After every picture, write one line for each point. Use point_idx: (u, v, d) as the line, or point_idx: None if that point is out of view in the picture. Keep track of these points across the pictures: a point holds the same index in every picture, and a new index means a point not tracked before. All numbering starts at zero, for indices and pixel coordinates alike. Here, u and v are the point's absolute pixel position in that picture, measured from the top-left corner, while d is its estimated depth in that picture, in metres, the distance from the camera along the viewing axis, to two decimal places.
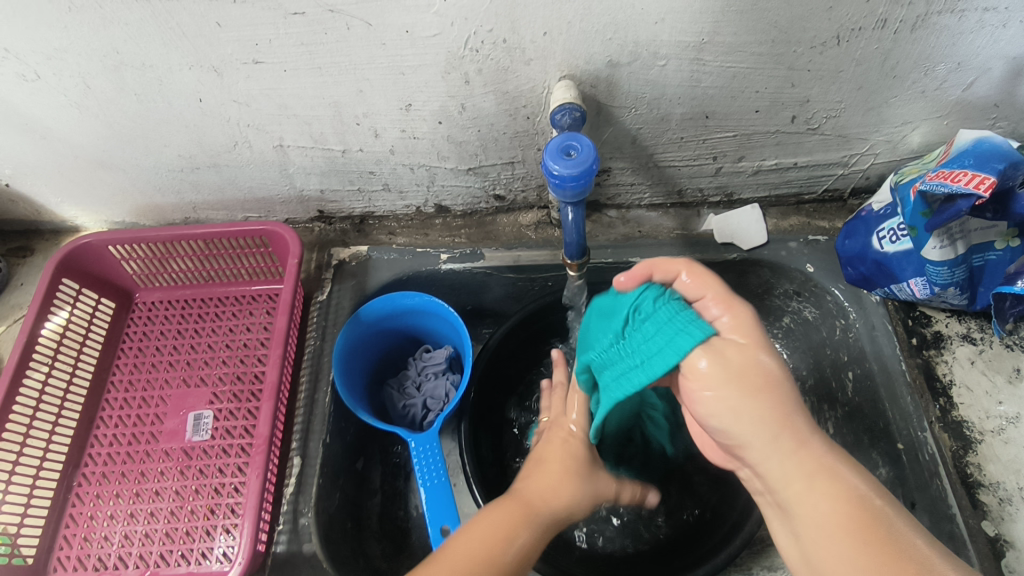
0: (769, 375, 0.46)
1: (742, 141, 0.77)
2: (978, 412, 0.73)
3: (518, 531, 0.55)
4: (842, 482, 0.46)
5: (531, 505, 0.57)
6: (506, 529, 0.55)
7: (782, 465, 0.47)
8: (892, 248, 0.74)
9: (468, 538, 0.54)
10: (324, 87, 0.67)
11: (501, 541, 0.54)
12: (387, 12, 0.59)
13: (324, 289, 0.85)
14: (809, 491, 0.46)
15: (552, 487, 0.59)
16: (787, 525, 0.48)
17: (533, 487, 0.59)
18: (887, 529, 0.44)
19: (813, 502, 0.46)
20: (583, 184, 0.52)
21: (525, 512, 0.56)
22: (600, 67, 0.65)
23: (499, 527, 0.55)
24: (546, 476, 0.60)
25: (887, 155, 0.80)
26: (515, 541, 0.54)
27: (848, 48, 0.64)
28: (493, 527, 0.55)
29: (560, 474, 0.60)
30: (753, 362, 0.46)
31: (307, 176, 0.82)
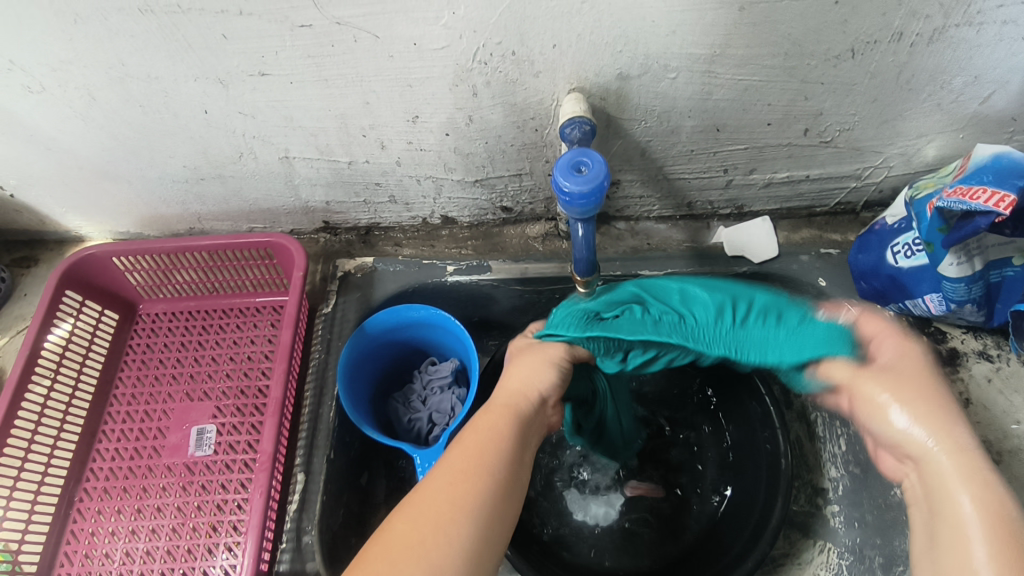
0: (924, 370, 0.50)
1: (754, 154, 0.76)
2: (996, 432, 0.72)
3: (507, 428, 0.52)
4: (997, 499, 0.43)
5: (504, 406, 0.54)
6: (494, 427, 0.52)
7: (946, 463, 0.45)
8: (907, 264, 0.72)
9: (462, 448, 0.49)
10: (331, 99, 0.67)
11: (489, 443, 0.50)
12: (395, 25, 0.58)
13: (329, 301, 0.84)
14: (960, 491, 0.44)
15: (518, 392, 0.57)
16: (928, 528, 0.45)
17: (507, 389, 0.58)
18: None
19: (958, 502, 0.44)
20: (594, 201, 0.51)
21: (504, 414, 0.53)
22: (610, 79, 0.64)
23: (484, 431, 0.51)
24: (511, 382, 0.59)
25: (901, 168, 0.79)
26: (502, 443, 0.50)
27: (863, 61, 0.63)
28: (477, 433, 0.50)
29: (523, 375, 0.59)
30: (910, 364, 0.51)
31: (312, 187, 0.81)
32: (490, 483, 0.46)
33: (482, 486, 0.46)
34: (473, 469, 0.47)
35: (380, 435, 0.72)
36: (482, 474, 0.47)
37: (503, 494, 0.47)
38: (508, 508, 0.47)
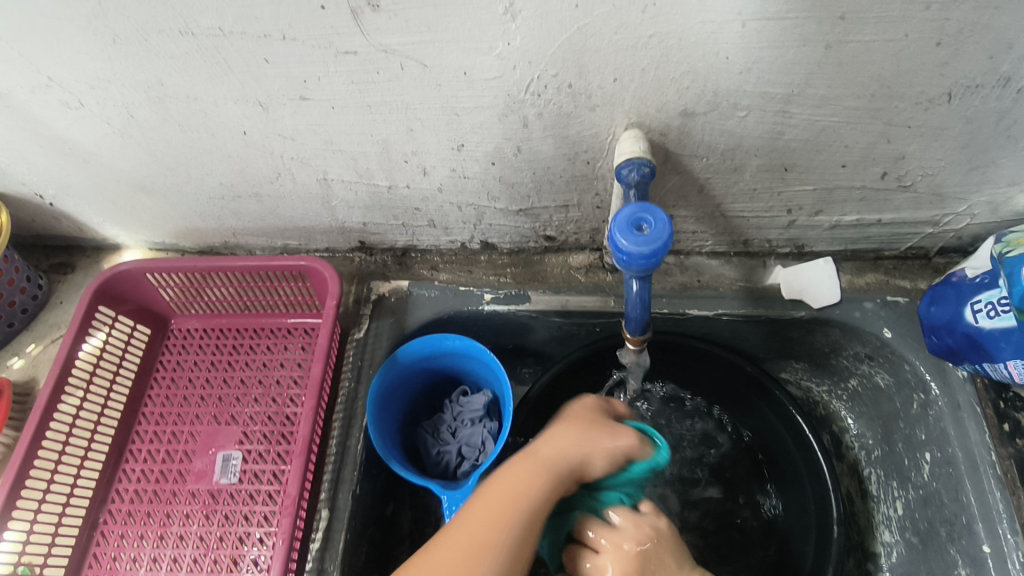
0: None
1: (822, 196, 0.70)
2: None
3: (528, 488, 0.54)
4: None
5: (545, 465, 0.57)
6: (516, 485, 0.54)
7: None
8: (989, 324, 0.66)
9: (481, 507, 0.53)
10: (373, 124, 0.63)
11: (516, 498, 0.53)
12: (446, 54, 0.54)
13: (361, 326, 0.81)
14: None
15: (564, 452, 0.58)
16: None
17: (542, 447, 0.58)
18: None
19: None
20: (653, 261, 0.47)
21: (537, 472, 0.56)
22: (672, 115, 0.59)
23: (509, 493, 0.54)
24: (562, 440, 0.59)
25: (986, 216, 0.72)
26: (524, 504, 0.53)
27: (958, 106, 0.56)
28: (501, 492, 0.54)
29: (576, 441, 0.59)
30: None
31: (349, 209, 0.78)
32: (505, 542, 0.51)
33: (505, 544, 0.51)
34: (495, 535, 0.51)
35: (407, 471, 0.70)
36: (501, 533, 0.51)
37: (514, 562, 0.51)
38: (520, 573, 0.51)
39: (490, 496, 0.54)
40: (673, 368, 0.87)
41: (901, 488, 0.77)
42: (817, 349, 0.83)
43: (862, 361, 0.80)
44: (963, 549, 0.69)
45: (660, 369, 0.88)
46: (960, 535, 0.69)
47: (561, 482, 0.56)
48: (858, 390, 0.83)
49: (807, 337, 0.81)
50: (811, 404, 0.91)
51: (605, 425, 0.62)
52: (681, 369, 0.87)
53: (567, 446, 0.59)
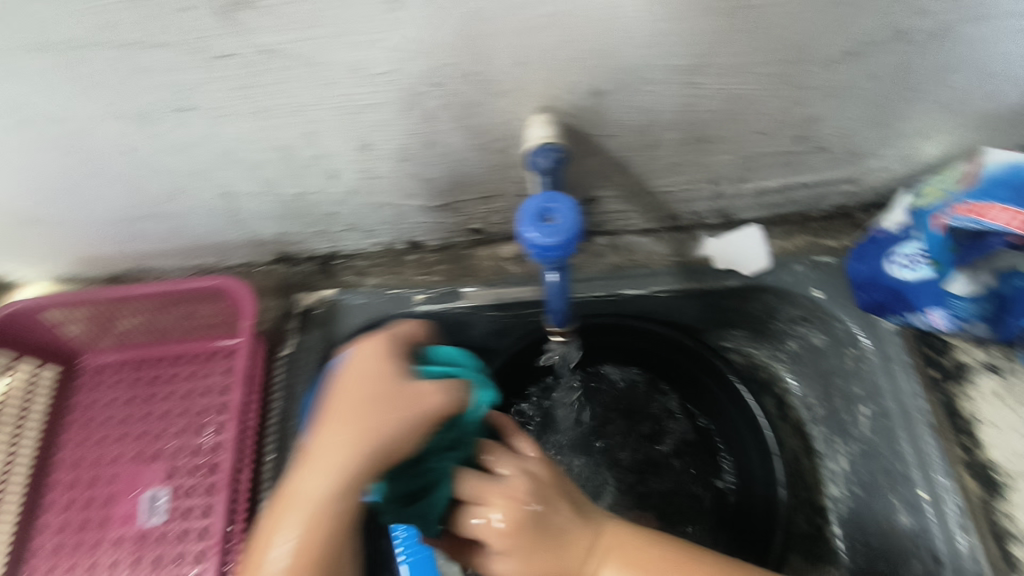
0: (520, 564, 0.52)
1: (742, 164, 0.69)
2: (1006, 452, 0.67)
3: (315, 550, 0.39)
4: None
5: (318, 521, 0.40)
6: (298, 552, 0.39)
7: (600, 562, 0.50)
8: (912, 277, 0.66)
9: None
10: (268, 131, 0.59)
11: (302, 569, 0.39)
12: (332, 50, 0.50)
13: (289, 341, 0.77)
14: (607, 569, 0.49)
15: (335, 492, 0.40)
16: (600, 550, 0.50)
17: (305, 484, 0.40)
18: None
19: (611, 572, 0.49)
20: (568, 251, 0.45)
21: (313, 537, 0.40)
22: (582, 96, 0.57)
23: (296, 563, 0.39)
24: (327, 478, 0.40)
25: (901, 170, 0.73)
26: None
27: (863, 64, 0.56)
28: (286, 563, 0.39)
29: (348, 466, 0.40)
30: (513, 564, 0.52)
31: (261, 221, 0.73)
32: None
33: None
34: None
35: None
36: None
37: None
38: None
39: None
40: (614, 350, 0.87)
41: (844, 443, 0.79)
42: (753, 315, 0.83)
43: (797, 323, 0.81)
44: (902, 498, 0.70)
45: (601, 353, 0.87)
46: (898, 484, 0.71)
47: (348, 525, 0.40)
48: (797, 351, 0.84)
49: (742, 305, 0.82)
50: (752, 370, 0.91)
51: (385, 412, 0.42)
52: (621, 350, 0.87)
53: (332, 466, 0.40)
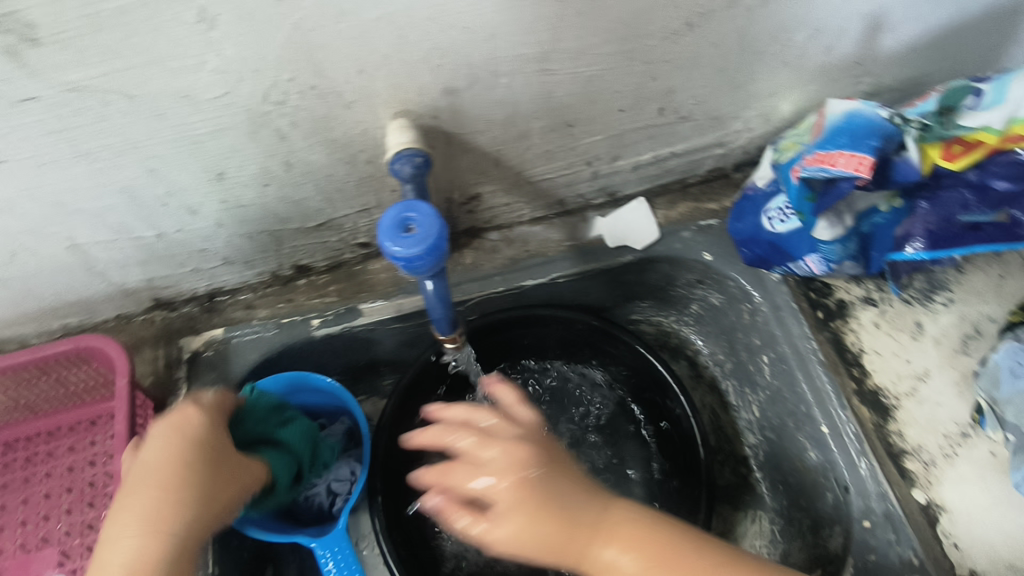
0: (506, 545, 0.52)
1: (613, 142, 0.70)
2: (891, 376, 0.71)
3: None
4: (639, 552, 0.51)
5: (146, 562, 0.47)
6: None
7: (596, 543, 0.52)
8: (784, 228, 0.70)
9: None
10: (103, 174, 0.54)
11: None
12: (151, 80, 0.46)
13: (179, 391, 0.72)
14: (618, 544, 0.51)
15: (151, 535, 0.48)
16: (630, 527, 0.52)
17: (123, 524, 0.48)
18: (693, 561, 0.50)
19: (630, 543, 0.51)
20: (434, 258, 0.44)
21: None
22: (436, 96, 0.56)
23: None
24: (117, 532, 0.48)
25: (762, 128, 0.76)
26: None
27: (702, 33, 0.58)
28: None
29: (166, 515, 0.48)
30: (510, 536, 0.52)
31: (123, 269, 0.68)
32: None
33: None
34: None
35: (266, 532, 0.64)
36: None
37: None
38: None
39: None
40: (526, 343, 0.87)
41: (753, 392, 0.83)
42: (654, 285, 0.85)
43: (695, 287, 0.83)
44: (808, 435, 0.74)
45: (515, 349, 0.87)
46: (803, 423, 0.75)
47: (182, 556, 0.48)
48: (700, 312, 0.87)
49: (641, 278, 0.83)
50: (663, 337, 0.94)
51: (200, 470, 0.51)
52: (535, 342, 0.88)
53: (152, 498, 0.49)
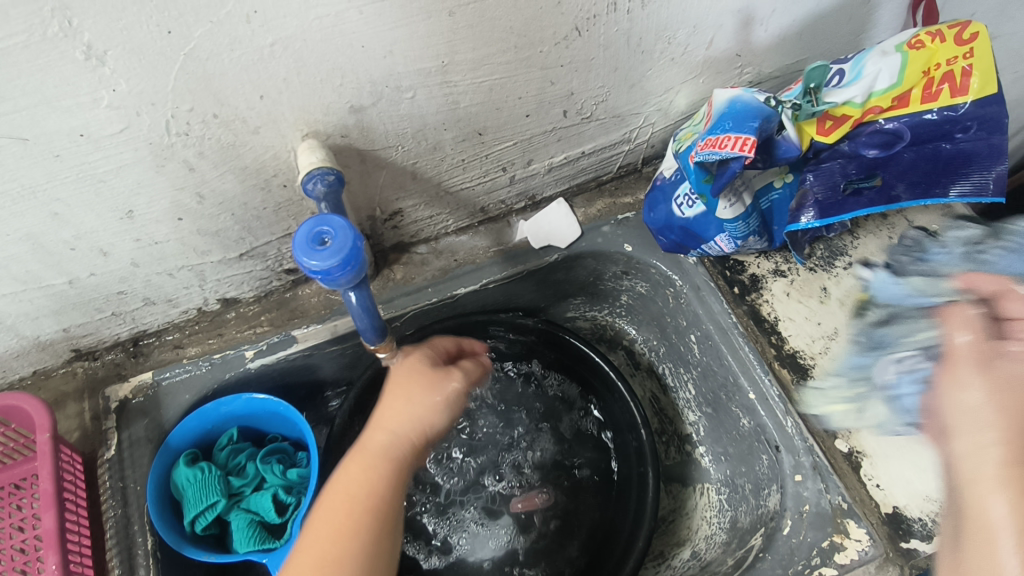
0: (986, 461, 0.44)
1: (525, 146, 0.73)
2: (805, 338, 0.76)
3: (373, 479, 0.56)
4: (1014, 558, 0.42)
5: (375, 453, 0.57)
6: (360, 483, 0.55)
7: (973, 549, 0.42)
8: (692, 213, 0.74)
9: (331, 500, 0.55)
10: (2, 221, 0.52)
11: (372, 485, 0.56)
12: (43, 120, 0.46)
13: (109, 442, 0.68)
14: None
15: (411, 402, 0.60)
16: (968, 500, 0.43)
17: (377, 427, 0.59)
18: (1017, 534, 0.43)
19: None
20: (361, 255, 0.45)
21: (376, 465, 0.57)
22: (343, 115, 0.57)
23: (348, 490, 0.55)
24: (392, 420, 0.59)
25: (663, 122, 0.81)
26: (363, 507, 0.55)
27: (591, 37, 0.62)
28: (345, 489, 0.55)
29: (412, 412, 0.59)
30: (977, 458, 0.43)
31: (35, 321, 0.65)
32: (358, 547, 0.53)
33: (361, 543, 0.53)
34: (351, 527, 0.53)
35: (214, 555, 0.64)
36: (352, 540, 0.53)
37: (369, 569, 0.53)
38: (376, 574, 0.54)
39: (315, 521, 0.54)
40: None
41: (687, 371, 0.87)
42: (583, 281, 0.88)
43: (621, 278, 0.87)
44: (739, 404, 0.78)
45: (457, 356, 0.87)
46: (734, 393, 0.79)
47: (388, 469, 0.57)
48: (630, 303, 0.91)
49: (570, 274, 0.86)
50: (600, 331, 0.97)
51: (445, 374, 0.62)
52: None
53: (396, 421, 0.59)
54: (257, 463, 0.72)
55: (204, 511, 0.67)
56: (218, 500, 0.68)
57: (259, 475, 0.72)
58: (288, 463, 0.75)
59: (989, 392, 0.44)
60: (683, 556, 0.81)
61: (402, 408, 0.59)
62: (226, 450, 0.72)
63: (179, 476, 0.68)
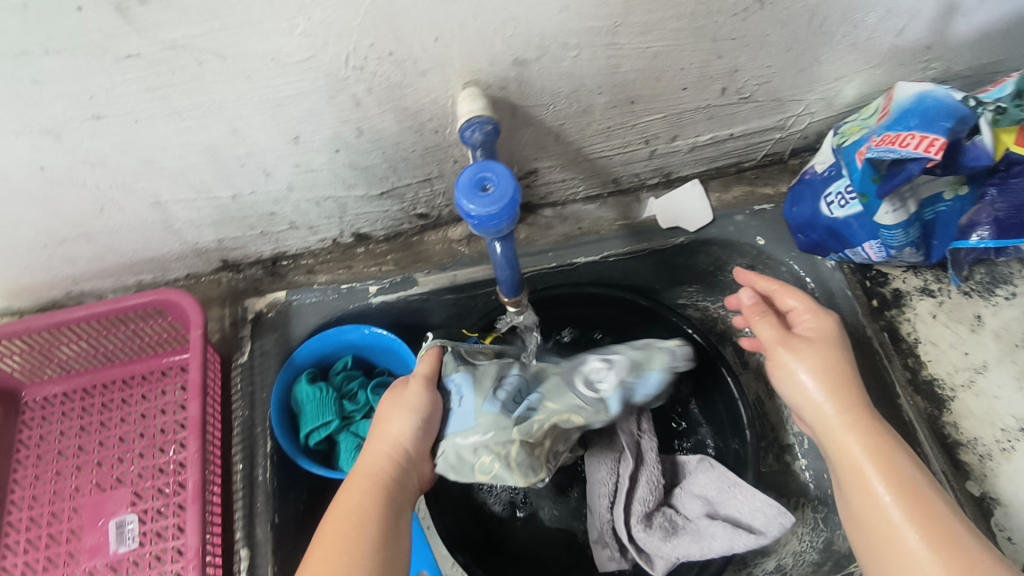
0: (825, 351, 0.57)
1: (673, 121, 0.71)
2: (947, 367, 0.70)
3: (362, 499, 0.52)
4: (872, 434, 0.54)
5: (371, 477, 0.54)
6: (350, 507, 0.52)
7: (832, 414, 0.55)
8: (842, 213, 0.69)
9: (329, 534, 0.51)
10: (190, 132, 0.57)
11: (363, 503, 0.52)
12: (243, 41, 0.49)
13: (243, 348, 0.75)
14: (844, 434, 0.54)
15: (385, 423, 0.57)
16: (816, 397, 0.56)
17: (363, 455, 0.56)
18: (879, 432, 0.54)
19: (844, 446, 0.54)
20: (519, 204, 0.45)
21: (369, 484, 0.53)
22: (506, 67, 0.57)
23: (343, 514, 0.52)
24: (376, 440, 0.57)
25: (824, 112, 0.75)
26: (370, 525, 0.51)
27: (773, 11, 0.58)
28: (339, 520, 0.51)
29: (386, 427, 0.57)
30: (816, 347, 0.57)
31: (197, 229, 0.71)
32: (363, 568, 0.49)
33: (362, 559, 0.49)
34: (349, 549, 0.49)
35: (325, 470, 0.69)
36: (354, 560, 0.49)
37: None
38: None
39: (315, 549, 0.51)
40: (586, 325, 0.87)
41: None
42: (703, 268, 0.85)
43: None
44: None
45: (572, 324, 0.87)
46: None
47: (377, 485, 0.54)
48: None
49: (692, 260, 0.83)
50: (710, 322, 0.93)
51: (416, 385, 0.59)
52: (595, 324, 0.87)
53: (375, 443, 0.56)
54: (369, 392, 0.76)
55: (320, 429, 0.72)
56: (332, 420, 0.72)
57: (369, 404, 0.76)
58: None
59: (795, 362, 0.57)
60: (768, 567, 0.78)
61: (380, 428, 0.57)
62: (341, 376, 0.77)
63: (303, 391, 0.72)
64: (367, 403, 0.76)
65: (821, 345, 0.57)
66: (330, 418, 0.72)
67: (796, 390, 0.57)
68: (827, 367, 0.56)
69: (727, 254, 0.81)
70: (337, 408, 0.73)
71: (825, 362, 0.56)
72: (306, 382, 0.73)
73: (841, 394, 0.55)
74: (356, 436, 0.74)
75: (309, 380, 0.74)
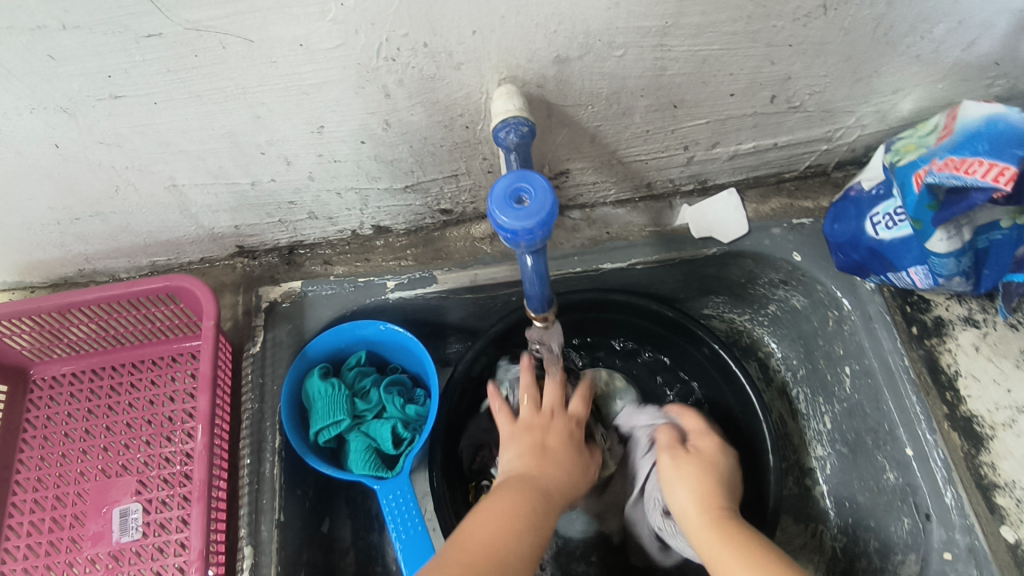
0: (700, 458, 0.65)
1: (716, 127, 0.67)
2: (987, 404, 0.67)
3: (533, 530, 0.56)
4: (731, 515, 0.59)
5: (544, 490, 0.61)
6: (518, 524, 0.56)
7: (694, 506, 0.61)
8: (888, 235, 0.66)
9: (476, 529, 0.54)
10: (211, 117, 0.54)
11: (526, 531, 0.55)
12: (271, 25, 0.46)
13: (255, 338, 0.73)
14: (703, 523, 0.59)
15: (573, 448, 0.67)
16: (682, 492, 0.62)
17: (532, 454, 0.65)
18: (741, 518, 0.58)
19: (703, 530, 0.58)
20: (554, 220, 0.42)
21: (540, 509, 0.59)
22: (546, 64, 0.54)
23: (515, 521, 0.56)
24: (557, 465, 0.64)
25: (875, 126, 0.71)
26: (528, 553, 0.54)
27: (836, 17, 0.54)
28: (506, 517, 0.56)
29: (566, 457, 0.66)
30: (700, 458, 0.65)
31: (214, 214, 0.69)
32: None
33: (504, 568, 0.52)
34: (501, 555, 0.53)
35: (333, 470, 0.67)
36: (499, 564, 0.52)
37: None
38: None
39: (467, 538, 0.54)
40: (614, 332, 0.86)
41: (827, 402, 0.79)
42: (733, 281, 0.81)
43: (777, 287, 0.79)
44: (888, 455, 0.69)
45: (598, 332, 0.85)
46: (884, 442, 0.70)
47: (541, 524, 0.57)
48: (777, 314, 0.83)
49: (722, 271, 0.80)
50: (734, 335, 0.91)
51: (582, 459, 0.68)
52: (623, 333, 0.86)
53: (555, 459, 0.65)
54: (382, 391, 0.74)
55: (330, 426, 0.70)
56: (343, 416, 0.70)
57: (381, 403, 0.74)
58: (405, 397, 0.76)
59: (688, 462, 0.64)
60: None
61: (558, 471, 0.64)
62: (353, 372, 0.75)
63: (314, 386, 0.71)
64: (379, 402, 0.74)
65: (704, 457, 0.65)
66: (340, 415, 0.70)
67: (679, 485, 0.63)
68: (701, 474, 0.63)
69: (760, 269, 0.77)
70: (347, 404, 0.71)
71: (694, 474, 0.63)
72: (315, 376, 0.71)
73: (705, 495, 0.61)
74: (366, 435, 0.71)
75: (319, 374, 0.72)
